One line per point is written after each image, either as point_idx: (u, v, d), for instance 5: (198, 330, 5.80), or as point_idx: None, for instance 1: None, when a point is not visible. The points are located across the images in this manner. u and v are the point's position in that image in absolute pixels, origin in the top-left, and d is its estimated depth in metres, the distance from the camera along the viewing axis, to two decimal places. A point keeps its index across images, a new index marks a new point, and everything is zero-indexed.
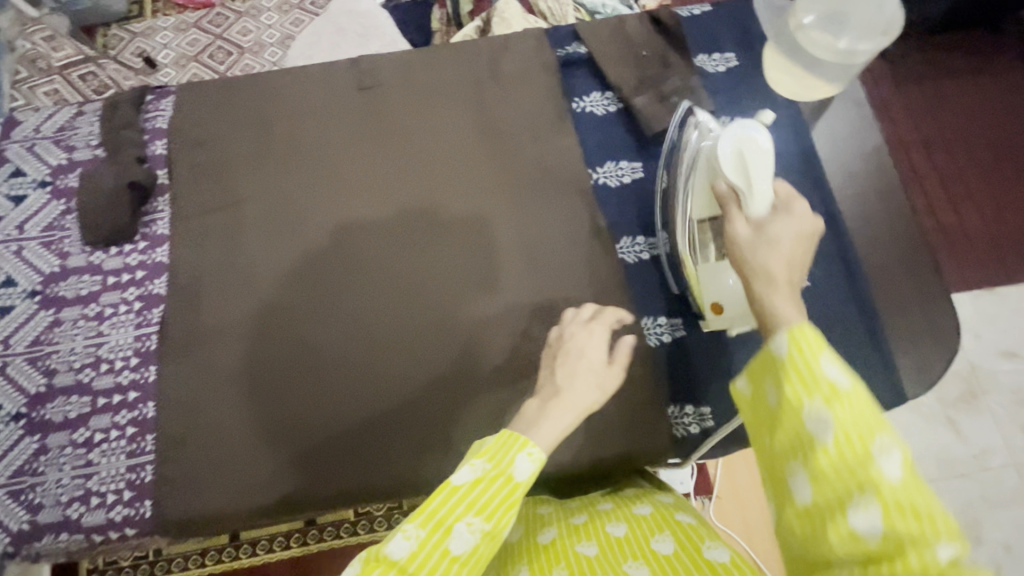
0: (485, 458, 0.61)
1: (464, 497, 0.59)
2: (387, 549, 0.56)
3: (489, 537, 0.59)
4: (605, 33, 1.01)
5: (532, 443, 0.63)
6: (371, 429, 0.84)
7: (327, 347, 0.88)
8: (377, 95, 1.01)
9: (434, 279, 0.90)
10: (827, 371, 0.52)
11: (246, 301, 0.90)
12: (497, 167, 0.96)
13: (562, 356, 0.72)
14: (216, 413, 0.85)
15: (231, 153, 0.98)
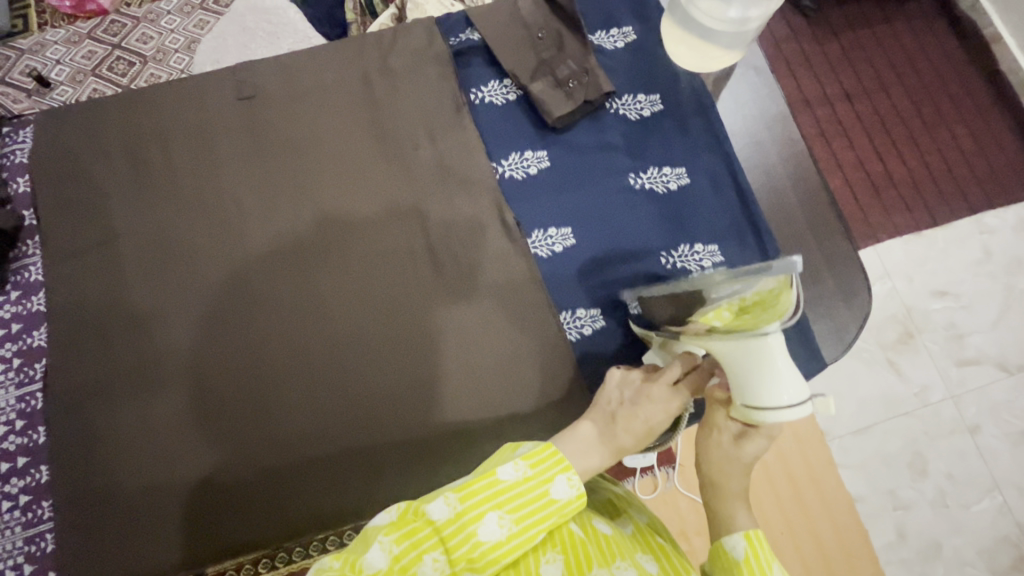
0: (530, 464, 0.58)
1: (502, 492, 0.55)
2: (427, 507, 0.55)
3: (518, 542, 0.55)
4: (498, 15, 0.96)
5: (573, 469, 0.59)
6: (321, 431, 0.81)
7: (277, 344, 0.84)
8: (258, 103, 0.93)
9: (340, 297, 0.85)
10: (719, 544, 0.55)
11: (190, 302, 0.85)
12: (397, 169, 0.90)
13: (635, 413, 0.65)
14: (152, 418, 0.81)
15: (105, 182, 0.90)
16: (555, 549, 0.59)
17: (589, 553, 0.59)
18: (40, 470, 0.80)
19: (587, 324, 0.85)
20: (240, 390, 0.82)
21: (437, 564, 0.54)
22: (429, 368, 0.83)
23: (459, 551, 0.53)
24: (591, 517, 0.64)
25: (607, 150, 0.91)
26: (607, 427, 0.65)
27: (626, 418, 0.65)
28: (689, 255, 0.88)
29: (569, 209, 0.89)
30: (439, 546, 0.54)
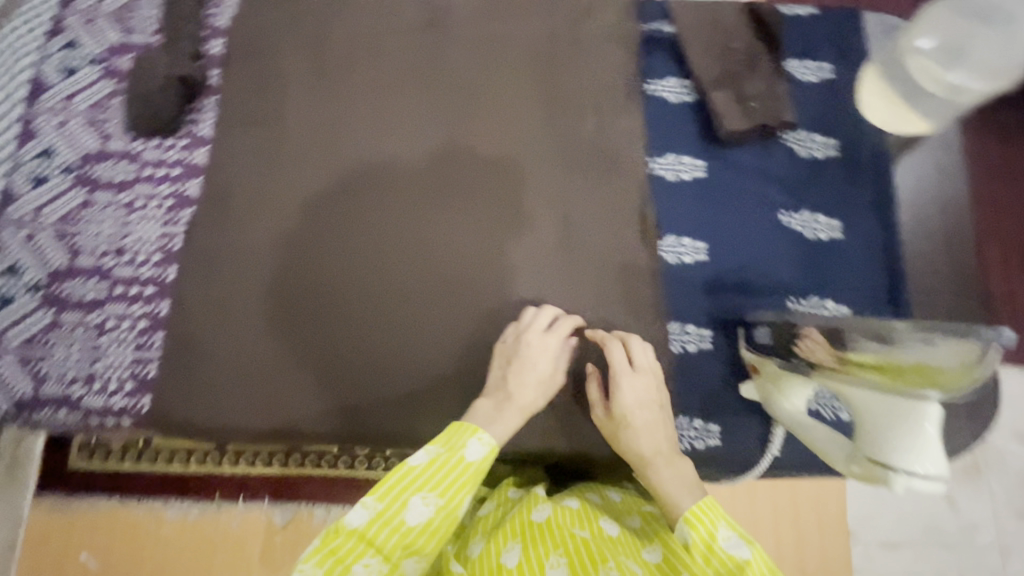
0: (439, 443, 0.68)
1: (417, 478, 0.65)
2: (345, 519, 0.62)
3: (446, 516, 0.65)
4: (697, 16, 0.94)
5: (483, 430, 0.70)
6: (393, 373, 0.83)
7: (373, 279, 0.86)
8: (443, 35, 0.96)
9: (459, 243, 0.87)
10: None
11: (313, 210, 0.89)
12: (554, 134, 0.90)
13: (527, 363, 0.78)
14: (243, 315, 0.86)
15: (287, 67, 0.95)
16: (557, 552, 0.65)
17: (588, 550, 0.65)
18: (163, 303, 0.86)
19: (693, 341, 0.84)
20: (326, 311, 0.85)
21: (372, 565, 0.61)
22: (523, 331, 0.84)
23: (387, 543, 0.62)
24: (596, 517, 0.70)
25: (764, 180, 0.88)
26: (501, 391, 0.76)
27: (507, 368, 0.78)
28: (817, 308, 0.83)
29: (708, 225, 0.87)
30: (371, 552, 0.62)
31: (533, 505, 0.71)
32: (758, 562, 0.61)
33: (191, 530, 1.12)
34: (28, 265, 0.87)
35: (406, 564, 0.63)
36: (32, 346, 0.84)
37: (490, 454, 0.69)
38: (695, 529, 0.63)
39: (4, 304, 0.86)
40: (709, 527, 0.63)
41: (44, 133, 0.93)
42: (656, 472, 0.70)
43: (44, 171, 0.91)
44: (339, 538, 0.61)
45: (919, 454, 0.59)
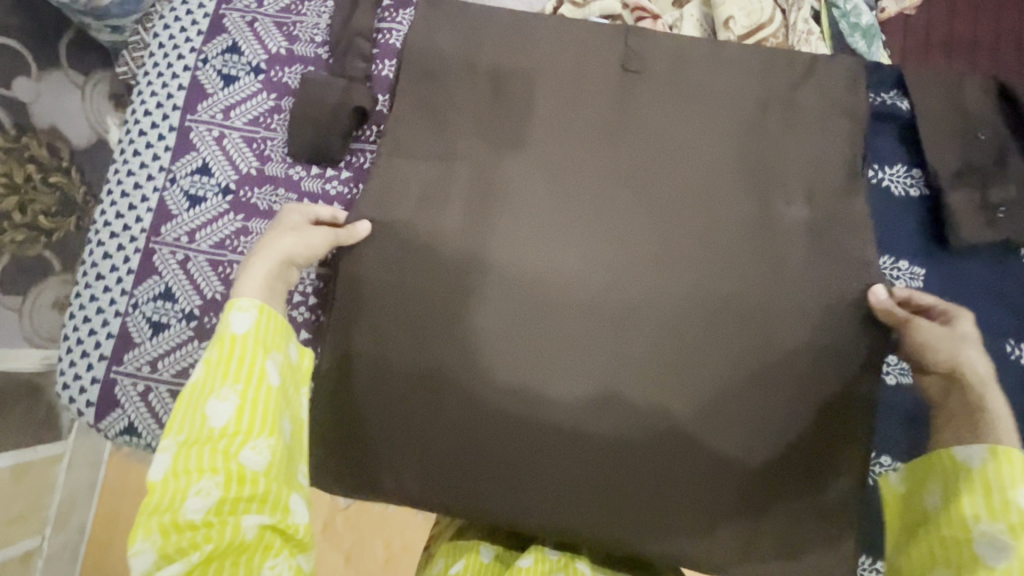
0: (216, 346, 0.60)
1: (204, 391, 0.57)
2: (179, 514, 0.52)
3: (262, 402, 0.58)
4: (940, 94, 0.81)
5: (241, 297, 0.62)
6: (563, 470, 0.78)
7: (550, 363, 0.78)
8: (640, 81, 0.85)
9: (636, 334, 0.78)
10: (979, 540, 0.56)
11: (479, 268, 0.80)
12: (757, 214, 0.80)
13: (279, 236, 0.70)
14: (404, 385, 0.79)
15: (461, 99, 0.85)
16: None
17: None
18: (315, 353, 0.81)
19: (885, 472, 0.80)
20: (488, 415, 0.78)
21: (211, 488, 0.53)
22: (698, 443, 0.76)
23: (232, 479, 0.54)
24: None
25: (993, 303, 0.77)
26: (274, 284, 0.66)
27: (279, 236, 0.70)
28: None
29: None
30: (207, 476, 0.53)
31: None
32: None
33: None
34: (181, 292, 0.83)
35: (244, 454, 0.55)
36: (183, 379, 0.81)
37: (263, 313, 0.62)
38: (992, 467, 0.58)
39: (157, 331, 0.83)
40: (1010, 473, 0.57)
41: (202, 147, 0.87)
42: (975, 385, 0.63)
43: (200, 190, 0.86)
44: (158, 491, 0.53)
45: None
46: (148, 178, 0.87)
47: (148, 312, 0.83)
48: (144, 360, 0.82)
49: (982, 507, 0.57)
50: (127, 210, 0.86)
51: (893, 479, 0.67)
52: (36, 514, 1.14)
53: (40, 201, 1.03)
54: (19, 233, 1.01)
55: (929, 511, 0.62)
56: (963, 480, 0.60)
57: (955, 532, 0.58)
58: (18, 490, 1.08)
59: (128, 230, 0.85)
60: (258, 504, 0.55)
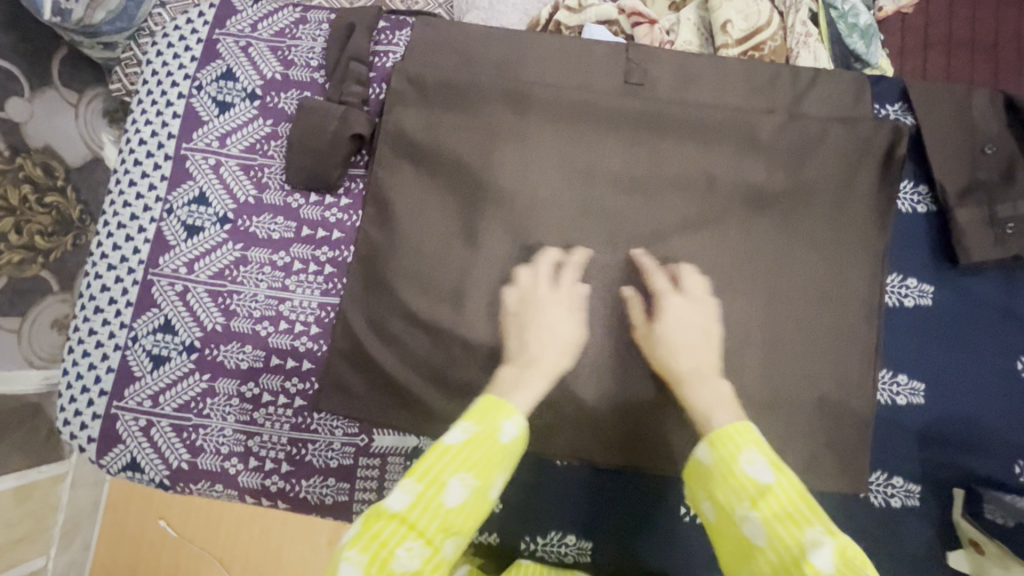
0: (474, 421, 0.61)
1: (454, 455, 0.58)
2: (386, 504, 0.54)
3: (486, 447, 0.59)
4: (946, 110, 0.81)
5: (516, 409, 0.62)
6: (575, 498, 0.78)
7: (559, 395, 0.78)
8: (643, 97, 0.83)
9: (638, 357, 0.78)
10: (749, 529, 0.53)
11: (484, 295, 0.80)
12: (764, 234, 0.79)
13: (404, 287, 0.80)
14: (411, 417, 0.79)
15: (462, 119, 0.83)
16: None
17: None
18: (317, 381, 0.81)
19: (898, 496, 0.75)
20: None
21: (466, 482, 0.57)
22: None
23: (429, 523, 0.54)
24: None
25: (1007, 321, 0.76)
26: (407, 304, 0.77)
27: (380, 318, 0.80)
28: None
29: (930, 362, 0.77)
30: (413, 526, 0.53)
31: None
32: (784, 488, 0.55)
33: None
34: (180, 323, 0.82)
35: (452, 484, 0.56)
36: (186, 413, 0.80)
37: (524, 434, 0.62)
38: (720, 449, 0.58)
39: (158, 365, 0.82)
40: (731, 449, 0.58)
41: (198, 176, 0.86)
42: (687, 387, 0.69)
43: (197, 220, 0.85)
44: (391, 524, 0.53)
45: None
46: (144, 209, 0.85)
47: (148, 345, 0.82)
48: (145, 396, 0.81)
49: (732, 496, 0.55)
50: (124, 242, 0.85)
51: (700, 453, 0.59)
52: (42, 534, 1.12)
53: (36, 220, 1.02)
54: (17, 255, 1.00)
55: (709, 469, 0.58)
56: (723, 455, 0.58)
57: (723, 475, 0.57)
58: (21, 511, 1.06)
59: (126, 263, 0.84)
60: (457, 524, 0.56)
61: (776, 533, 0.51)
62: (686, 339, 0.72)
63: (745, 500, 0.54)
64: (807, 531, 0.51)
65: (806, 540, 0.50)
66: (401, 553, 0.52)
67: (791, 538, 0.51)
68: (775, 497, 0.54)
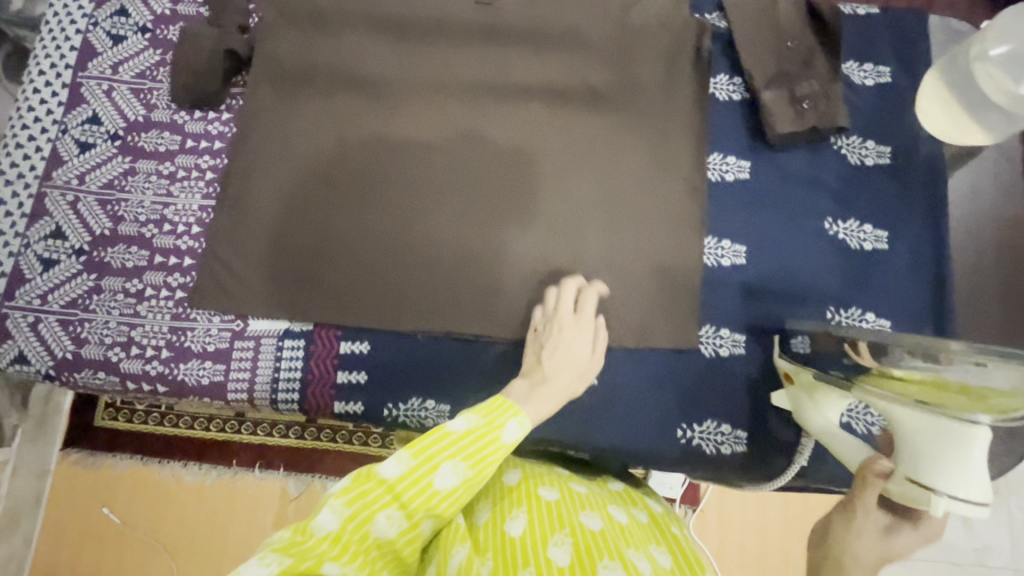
0: (479, 413, 0.61)
1: (455, 443, 0.57)
2: (378, 467, 0.56)
3: (486, 443, 0.59)
4: (754, 9, 0.90)
5: (524, 413, 0.62)
6: (437, 367, 0.84)
7: (420, 275, 0.86)
8: (492, 16, 0.94)
9: (489, 238, 0.87)
10: None
11: (354, 191, 0.90)
12: (597, 128, 0.90)
13: (562, 345, 0.74)
14: (284, 300, 0.86)
15: (330, 42, 0.93)
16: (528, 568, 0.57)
17: (600, 540, 0.60)
18: (196, 275, 0.87)
19: (726, 345, 0.83)
20: (360, 320, 0.85)
21: (458, 469, 0.57)
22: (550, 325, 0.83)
23: (413, 500, 0.55)
24: (580, 513, 0.64)
25: (814, 188, 0.86)
26: (535, 373, 0.71)
27: (545, 352, 0.74)
28: (857, 320, 0.82)
29: (752, 228, 0.86)
30: (393, 504, 0.55)
31: (539, 482, 0.69)
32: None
33: (212, 486, 1.43)
34: (71, 229, 0.89)
35: (444, 467, 0.56)
36: (73, 309, 0.86)
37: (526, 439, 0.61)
38: None
39: (48, 267, 0.88)
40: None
41: (92, 100, 0.94)
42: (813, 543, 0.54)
43: (90, 137, 0.92)
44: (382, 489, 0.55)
45: (964, 481, 0.54)
46: (41, 131, 0.93)
47: (40, 250, 0.88)
48: (35, 295, 0.87)
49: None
50: (21, 161, 0.92)
51: None
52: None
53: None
54: None
55: None
56: None
57: None
58: None
59: (22, 179, 0.91)
60: (440, 501, 0.56)
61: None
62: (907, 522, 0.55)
63: None
64: None
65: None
66: (378, 519, 0.54)
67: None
68: None
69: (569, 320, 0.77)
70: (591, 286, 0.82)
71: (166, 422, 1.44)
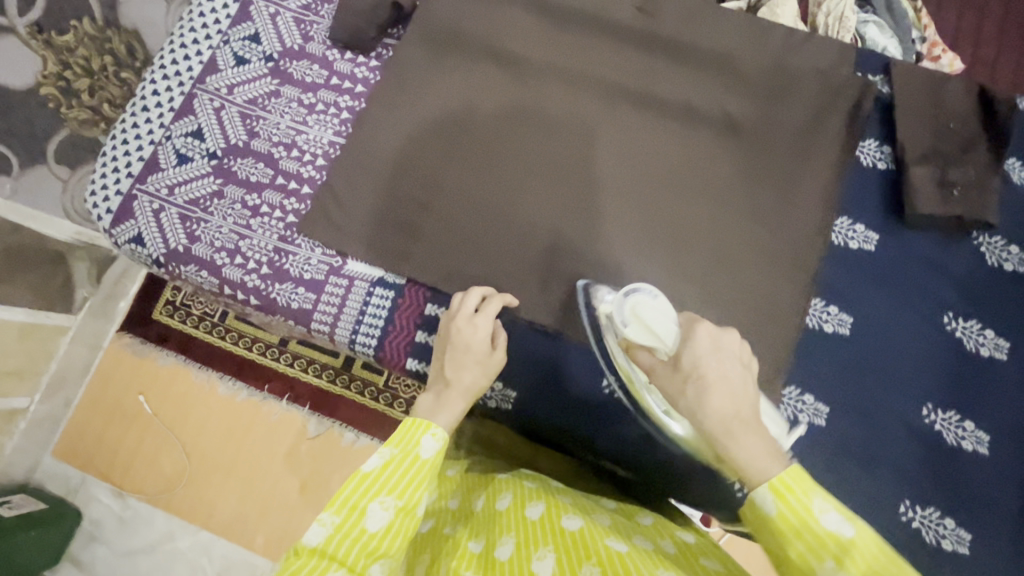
0: (392, 444, 0.63)
1: (375, 480, 0.59)
2: (303, 538, 0.56)
3: (406, 470, 0.61)
4: (926, 81, 0.86)
5: (436, 424, 0.65)
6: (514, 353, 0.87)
7: (516, 259, 0.87)
8: (651, 23, 0.92)
9: (592, 240, 0.87)
10: (828, 523, 0.46)
11: (472, 160, 0.90)
12: (730, 161, 0.87)
13: (460, 347, 0.75)
14: (386, 250, 0.88)
15: (486, 10, 0.94)
16: None
17: (626, 561, 0.58)
18: (310, 205, 0.90)
19: (805, 414, 0.80)
20: (451, 287, 0.86)
21: (389, 504, 0.59)
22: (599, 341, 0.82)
23: (350, 552, 0.55)
24: (605, 538, 0.63)
25: (940, 279, 0.82)
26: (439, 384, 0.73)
27: (444, 360, 0.75)
28: (953, 425, 0.78)
29: (863, 299, 0.82)
30: (335, 566, 0.55)
31: (559, 512, 0.67)
32: (867, 542, 0.46)
33: (240, 405, 1.48)
34: (210, 133, 0.94)
35: (373, 508, 0.58)
36: (194, 207, 0.91)
37: (445, 448, 0.65)
38: (789, 505, 0.47)
39: (182, 163, 0.93)
40: (800, 500, 0.47)
41: (257, 19, 0.99)
42: (721, 439, 0.53)
43: (247, 54, 0.97)
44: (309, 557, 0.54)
45: (652, 317, 0.69)
46: (205, 37, 0.99)
47: (178, 146, 0.94)
48: (164, 185, 0.92)
49: (809, 552, 0.47)
50: (182, 60, 0.98)
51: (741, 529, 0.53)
52: (32, 377, 1.36)
53: (106, 90, 1.42)
54: (82, 114, 1.39)
55: (783, 565, 0.49)
56: (783, 538, 0.48)
57: (797, 532, 0.47)
58: (19, 346, 1.29)
59: (178, 76, 0.97)
60: (377, 545, 0.56)
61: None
62: (727, 375, 0.56)
63: (826, 560, 0.46)
64: (827, 518, 0.46)
65: None
66: None
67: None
68: (857, 556, 0.45)
69: (465, 321, 0.77)
70: (493, 294, 0.82)
71: (215, 330, 1.48)
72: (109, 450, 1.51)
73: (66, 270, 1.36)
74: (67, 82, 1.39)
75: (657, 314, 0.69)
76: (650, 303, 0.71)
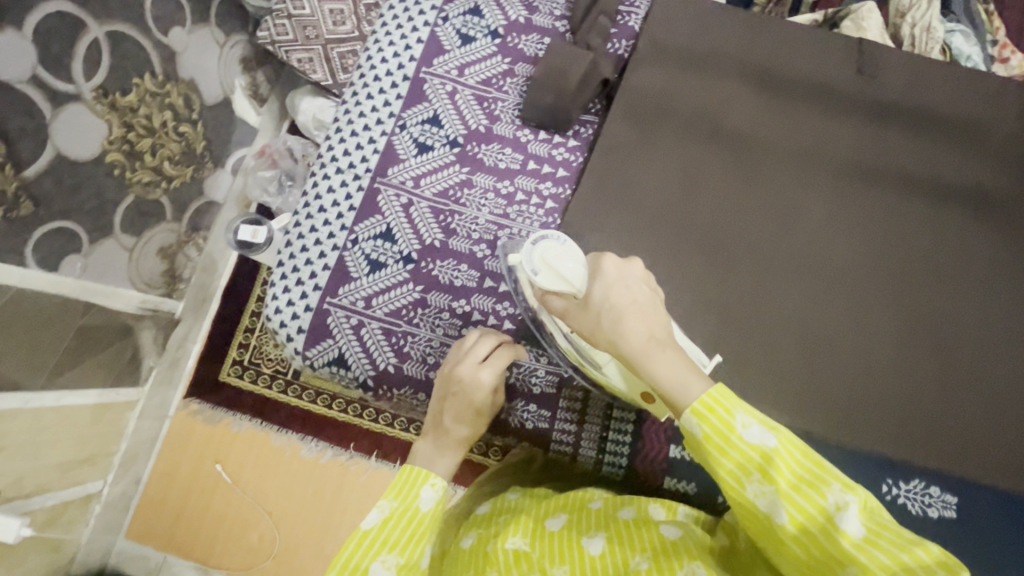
0: (391, 498, 0.61)
1: (375, 539, 0.57)
2: None
3: (407, 524, 0.59)
4: None
5: (435, 475, 0.63)
6: None
7: (773, 357, 0.80)
8: (875, 87, 0.86)
9: (848, 328, 0.80)
10: (748, 434, 0.49)
11: (704, 247, 0.83)
12: (983, 234, 0.82)
13: (463, 401, 0.72)
14: None
15: (698, 83, 0.87)
16: None
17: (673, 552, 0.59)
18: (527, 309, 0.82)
19: None
20: None
21: (392, 561, 0.56)
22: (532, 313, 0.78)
23: None
24: (659, 525, 0.64)
25: None
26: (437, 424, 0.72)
27: (445, 405, 0.73)
28: None
29: None
30: None
31: (617, 504, 0.69)
32: (784, 446, 0.49)
33: (326, 466, 1.28)
34: (401, 234, 0.85)
35: (375, 568, 0.56)
36: (397, 319, 0.82)
37: (446, 497, 0.63)
38: (708, 419, 0.50)
39: (375, 269, 0.83)
40: (722, 416, 0.49)
41: (433, 99, 0.89)
42: (647, 360, 0.56)
43: (428, 139, 0.88)
44: None
45: (565, 265, 0.65)
46: (376, 122, 0.89)
47: (368, 250, 0.84)
48: (359, 296, 0.83)
49: (737, 469, 0.49)
50: (354, 149, 0.88)
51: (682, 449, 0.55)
52: (104, 459, 1.16)
53: (168, 147, 1.07)
54: (147, 175, 1.05)
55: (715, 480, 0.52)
56: (711, 455, 0.50)
57: (720, 450, 0.49)
58: (96, 428, 1.10)
59: (352, 169, 0.87)
60: None
61: (796, 507, 0.47)
62: (632, 299, 0.61)
63: (753, 475, 0.48)
64: (747, 431, 0.49)
65: (830, 508, 0.46)
66: None
67: (813, 507, 0.47)
68: (777, 461, 0.48)
69: (472, 372, 0.72)
70: (505, 341, 0.76)
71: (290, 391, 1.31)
72: (195, 513, 1.29)
73: (132, 344, 1.14)
74: (131, 143, 0.99)
75: (570, 263, 0.65)
76: (558, 250, 0.66)
